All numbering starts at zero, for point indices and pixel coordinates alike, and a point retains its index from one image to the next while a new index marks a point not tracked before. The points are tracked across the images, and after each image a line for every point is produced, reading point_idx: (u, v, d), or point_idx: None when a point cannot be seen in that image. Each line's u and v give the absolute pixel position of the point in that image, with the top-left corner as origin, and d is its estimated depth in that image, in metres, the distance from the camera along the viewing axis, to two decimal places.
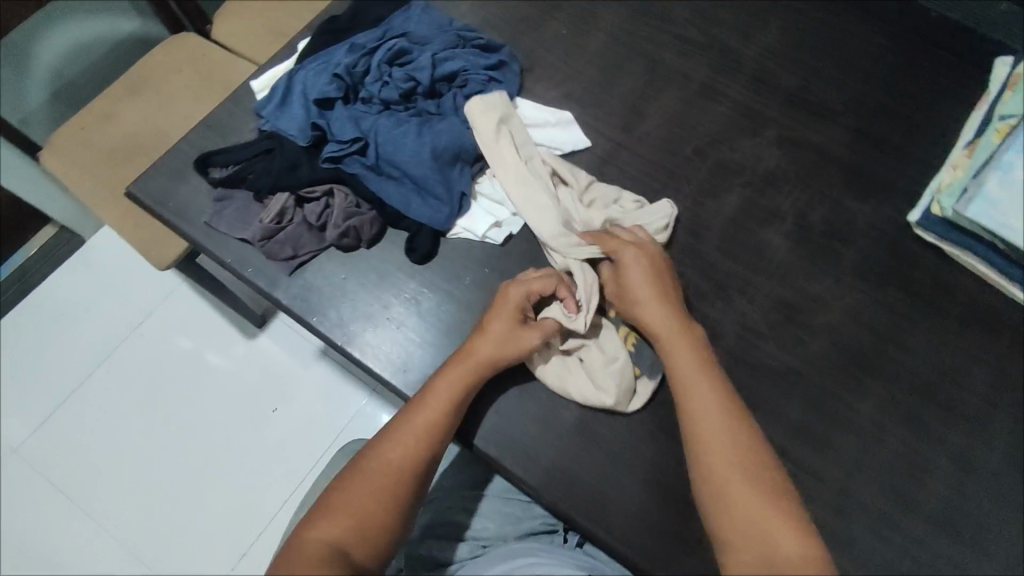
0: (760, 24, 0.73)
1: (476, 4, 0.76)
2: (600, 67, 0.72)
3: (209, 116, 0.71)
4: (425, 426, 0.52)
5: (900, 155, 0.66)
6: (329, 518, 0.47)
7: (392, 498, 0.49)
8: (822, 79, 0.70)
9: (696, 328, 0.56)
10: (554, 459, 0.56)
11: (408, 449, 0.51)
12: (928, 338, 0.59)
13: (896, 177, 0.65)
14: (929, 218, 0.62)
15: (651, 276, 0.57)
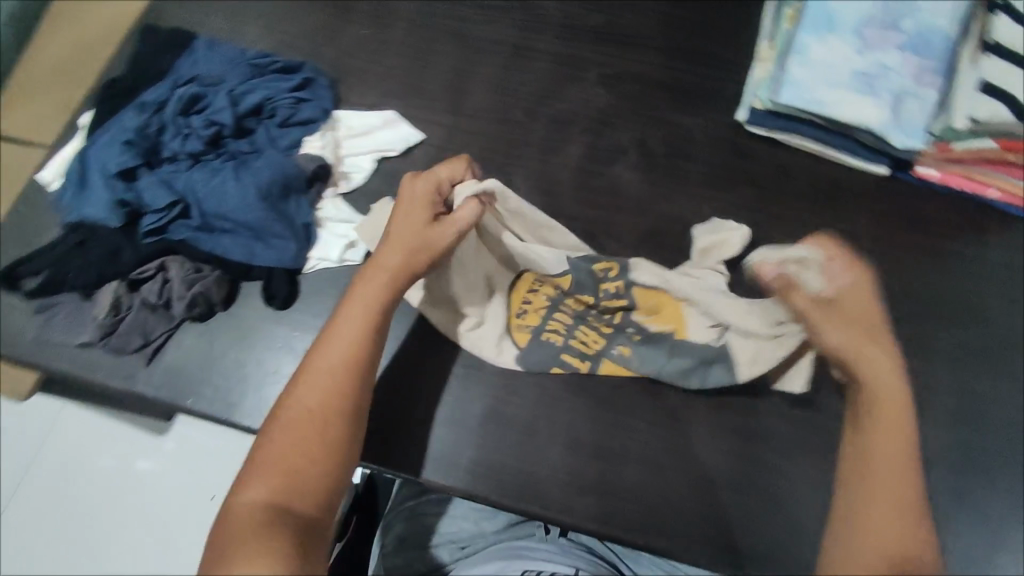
0: (921, 261, 0.77)
1: (687, 126, 0.83)
2: (771, 211, 0.79)
3: (431, 119, 0.83)
4: (347, 351, 0.61)
5: (986, 437, 0.70)
6: (262, 485, 0.55)
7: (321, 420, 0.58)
8: (949, 335, 0.74)
9: None
10: (579, 515, 0.66)
11: (330, 366, 0.60)
12: None
13: (975, 452, 0.70)
14: (973, 503, 0.68)
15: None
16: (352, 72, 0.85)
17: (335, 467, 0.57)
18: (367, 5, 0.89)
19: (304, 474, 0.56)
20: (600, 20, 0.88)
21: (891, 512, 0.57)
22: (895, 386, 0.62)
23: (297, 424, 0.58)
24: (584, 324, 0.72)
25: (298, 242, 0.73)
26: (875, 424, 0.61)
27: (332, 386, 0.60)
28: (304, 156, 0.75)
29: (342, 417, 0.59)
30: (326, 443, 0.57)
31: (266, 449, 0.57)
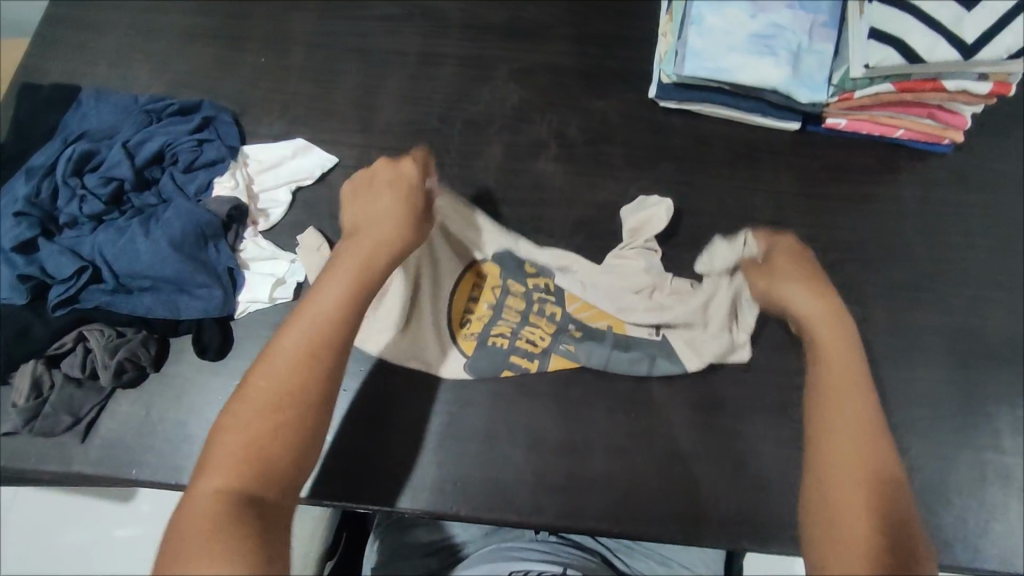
0: (841, 208, 0.80)
1: (601, 109, 0.83)
2: (695, 182, 0.80)
3: (343, 140, 0.81)
4: (321, 320, 0.55)
5: (926, 367, 0.73)
6: (220, 471, 0.48)
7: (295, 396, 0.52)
8: (878, 275, 0.77)
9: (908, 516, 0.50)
10: (550, 515, 0.66)
11: (308, 336, 0.54)
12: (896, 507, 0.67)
13: (918, 383, 0.72)
14: (924, 433, 0.70)
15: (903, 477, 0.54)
16: (256, 103, 0.82)
17: (300, 455, 0.51)
18: (261, 32, 0.86)
19: (269, 461, 0.49)
20: (501, 16, 0.87)
21: (862, 429, 0.54)
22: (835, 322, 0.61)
23: (265, 398, 0.51)
24: (530, 323, 0.72)
25: (223, 288, 0.70)
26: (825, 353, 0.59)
27: (303, 370, 0.53)
28: (215, 199, 0.72)
29: (313, 400, 0.52)
30: (294, 429, 0.51)
31: (224, 431, 0.50)
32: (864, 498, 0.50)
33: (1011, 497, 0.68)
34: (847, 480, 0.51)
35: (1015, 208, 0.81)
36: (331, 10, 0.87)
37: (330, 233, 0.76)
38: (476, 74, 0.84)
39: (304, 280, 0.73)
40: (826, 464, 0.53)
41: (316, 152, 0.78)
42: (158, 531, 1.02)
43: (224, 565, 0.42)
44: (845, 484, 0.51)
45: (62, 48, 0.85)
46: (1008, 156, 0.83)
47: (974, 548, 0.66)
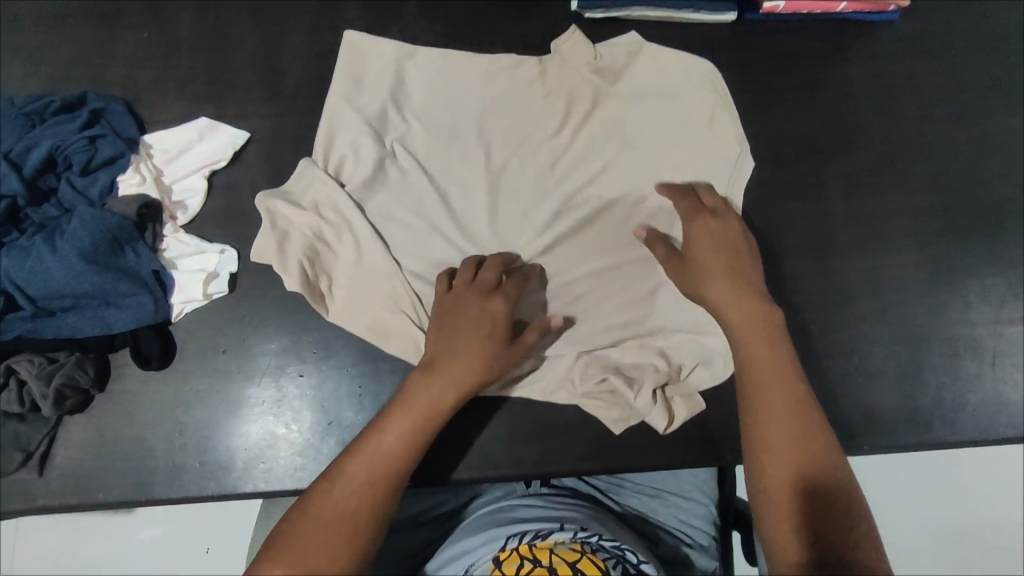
0: (786, 99, 0.76)
1: (523, 30, 0.77)
2: (634, 91, 0.74)
3: (253, 110, 0.74)
4: (400, 436, 0.58)
5: (886, 248, 0.71)
6: (283, 560, 0.51)
7: (367, 498, 0.54)
8: (832, 162, 0.73)
9: (860, 511, 0.50)
10: (530, 462, 0.65)
11: (388, 450, 0.57)
12: (871, 393, 0.67)
13: (881, 266, 0.70)
14: (890, 316, 0.69)
15: (805, 428, 0.55)
16: (148, 86, 0.75)
17: (354, 564, 0.52)
18: (138, 4, 0.77)
19: (322, 558, 0.51)
20: None
21: (790, 434, 0.54)
22: (751, 311, 0.61)
23: (340, 503, 0.54)
24: (456, 172, 0.71)
25: (152, 294, 0.65)
26: (742, 351, 0.60)
27: (377, 476, 0.55)
28: (121, 200, 0.66)
29: (380, 503, 0.55)
30: (351, 529, 0.53)
31: (298, 522, 0.53)
32: (803, 524, 0.50)
33: (985, 368, 0.68)
34: (780, 476, 0.53)
35: (968, 67, 0.77)
36: None
37: (256, 216, 0.71)
38: (382, 16, 0.78)
39: (237, 270, 0.68)
40: (759, 465, 0.55)
41: (225, 129, 0.72)
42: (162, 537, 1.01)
43: None
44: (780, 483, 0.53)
45: None
46: (955, 14, 0.78)
47: (950, 421, 0.67)
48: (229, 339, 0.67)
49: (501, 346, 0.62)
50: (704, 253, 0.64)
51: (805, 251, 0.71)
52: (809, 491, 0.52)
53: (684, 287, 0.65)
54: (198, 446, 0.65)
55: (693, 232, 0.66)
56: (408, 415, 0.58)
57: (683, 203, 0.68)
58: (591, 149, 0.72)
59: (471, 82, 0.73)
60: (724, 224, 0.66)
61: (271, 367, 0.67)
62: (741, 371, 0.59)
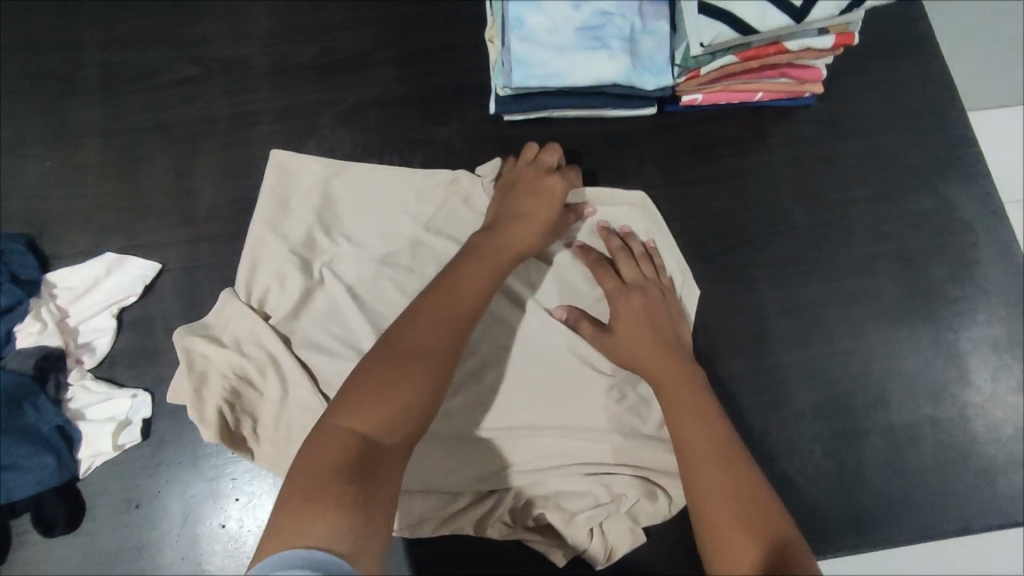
0: (711, 189, 0.75)
1: (444, 140, 0.76)
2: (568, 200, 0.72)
3: (166, 236, 0.71)
4: (463, 300, 0.58)
5: (822, 338, 0.70)
6: (355, 406, 0.50)
7: (430, 370, 0.52)
8: (762, 252, 0.73)
9: (792, 541, 0.48)
10: None
11: (447, 321, 0.56)
12: (816, 493, 0.66)
13: (819, 357, 0.69)
14: (831, 409, 0.68)
15: (727, 469, 0.53)
16: (53, 219, 0.72)
17: (423, 423, 0.52)
18: (41, 131, 0.74)
19: (400, 419, 0.50)
20: (314, 51, 0.79)
21: (720, 473, 0.53)
22: (675, 372, 0.61)
23: (404, 358, 0.52)
24: (382, 292, 0.68)
25: (56, 453, 0.61)
26: (670, 398, 0.60)
27: (435, 350, 0.54)
28: (19, 354, 0.63)
29: (438, 377, 0.53)
30: (412, 401, 0.51)
31: (369, 370, 0.52)
32: (745, 549, 0.48)
33: (929, 455, 0.67)
34: (718, 500, 0.51)
35: (889, 146, 0.76)
36: (116, 87, 0.76)
37: (171, 352, 0.67)
38: (299, 130, 0.76)
39: (151, 415, 0.65)
40: (696, 491, 0.53)
41: (135, 261, 0.69)
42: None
43: (335, 519, 0.43)
44: (717, 506, 0.51)
45: None
46: (875, 93, 0.78)
47: (896, 515, 0.65)
48: (143, 492, 0.63)
49: (560, 214, 0.67)
50: (630, 327, 0.64)
51: (742, 347, 0.69)
52: (742, 514, 0.50)
53: (616, 359, 0.64)
54: None
55: (621, 307, 0.65)
56: (470, 287, 0.59)
57: (603, 281, 0.67)
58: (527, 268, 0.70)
59: (397, 201, 0.72)
60: (646, 295, 0.66)
61: (188, 520, 0.63)
62: (675, 433, 0.58)
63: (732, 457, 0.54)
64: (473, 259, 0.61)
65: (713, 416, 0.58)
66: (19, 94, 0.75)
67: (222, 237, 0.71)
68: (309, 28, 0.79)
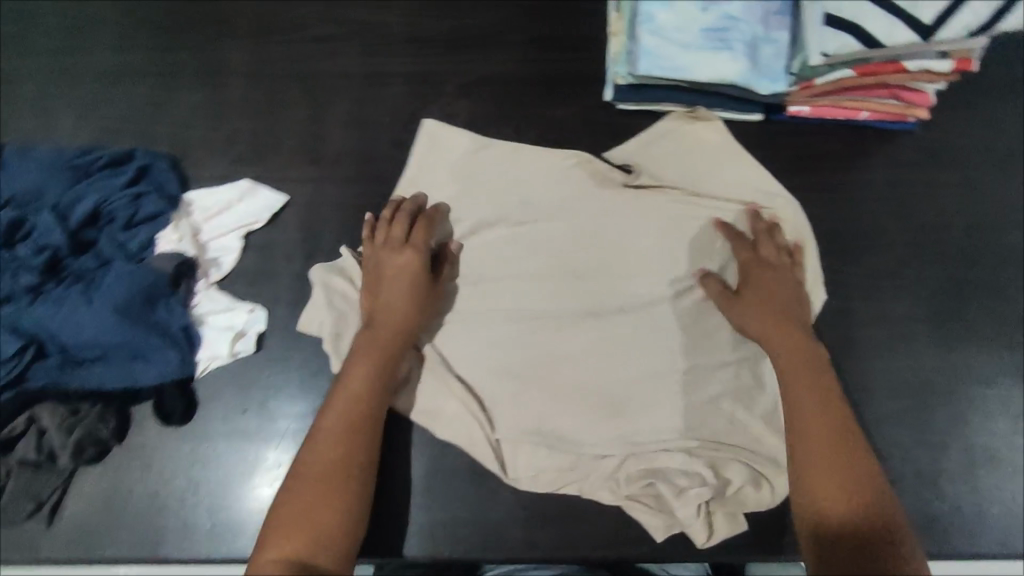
0: (809, 197, 0.78)
1: (559, 121, 0.81)
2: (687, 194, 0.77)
3: (295, 173, 0.77)
4: (353, 397, 0.62)
5: (905, 350, 0.72)
6: (275, 540, 0.54)
7: (336, 479, 0.57)
8: (854, 262, 0.75)
9: (894, 517, 0.53)
10: (541, 542, 0.66)
11: (335, 424, 0.60)
12: (884, 495, 0.67)
13: (900, 369, 0.71)
14: (907, 418, 0.70)
15: (836, 443, 0.57)
16: (195, 145, 0.78)
17: (349, 515, 0.56)
18: (193, 67, 0.81)
19: (323, 534, 0.54)
20: (447, 25, 0.84)
21: (831, 442, 0.57)
22: (799, 343, 0.64)
23: (311, 479, 0.57)
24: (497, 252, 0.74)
25: (179, 350, 0.66)
26: (790, 362, 0.63)
27: (337, 454, 0.59)
28: (159, 257, 0.68)
29: (352, 479, 0.58)
30: (337, 500, 0.56)
31: (285, 500, 0.56)
32: (852, 514, 0.53)
33: (1001, 477, 0.68)
34: (822, 467, 0.56)
35: (989, 179, 0.78)
36: (265, 36, 0.82)
37: (290, 276, 0.73)
38: (425, 94, 0.81)
39: (264, 330, 0.70)
40: (801, 457, 0.57)
41: (266, 190, 0.75)
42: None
43: None
44: (817, 471, 0.56)
45: None
46: (980, 125, 0.80)
47: (963, 529, 0.67)
48: (251, 401, 0.68)
49: (426, 282, 0.68)
50: (756, 291, 0.68)
51: (825, 348, 0.72)
52: (847, 485, 0.54)
53: (734, 319, 0.68)
54: (212, 509, 0.66)
55: (752, 275, 0.69)
56: (355, 376, 0.62)
57: (739, 250, 0.71)
58: (656, 252, 0.73)
59: (538, 175, 0.76)
60: (782, 280, 0.69)
61: (291, 430, 0.67)
62: (787, 396, 0.61)
63: (840, 437, 0.57)
64: (357, 355, 0.64)
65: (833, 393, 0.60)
66: (176, 31, 0.82)
67: (346, 181, 0.77)
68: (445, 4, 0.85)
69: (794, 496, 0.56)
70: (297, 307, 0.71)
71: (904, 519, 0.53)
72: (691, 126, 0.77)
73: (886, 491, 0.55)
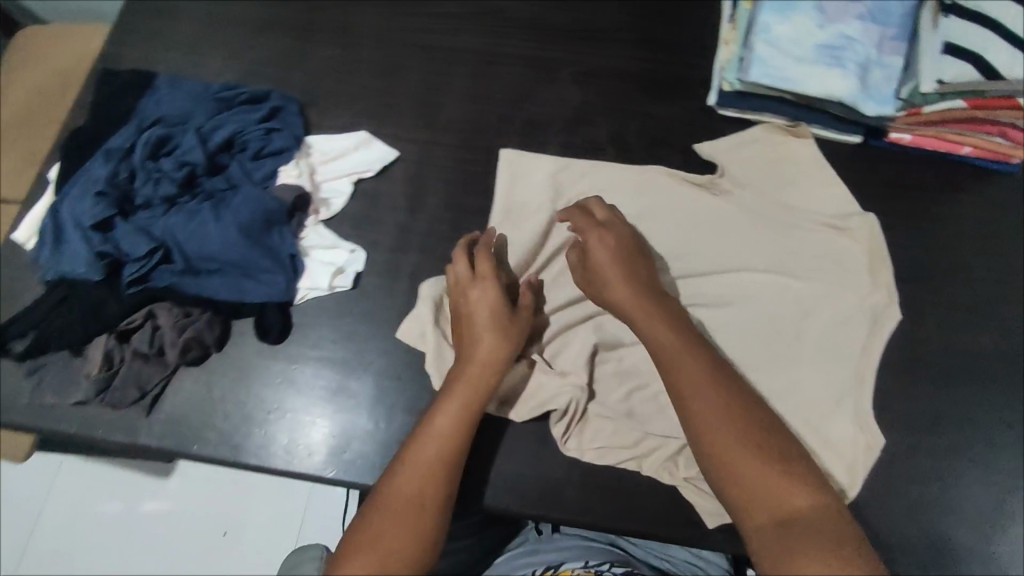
0: (900, 224, 0.79)
1: (661, 118, 0.84)
2: (778, 203, 0.79)
3: (408, 133, 0.82)
4: (441, 441, 0.61)
5: (977, 387, 0.72)
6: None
7: (418, 526, 0.57)
8: (937, 294, 0.76)
9: (817, 481, 0.57)
10: (596, 509, 0.67)
11: (425, 467, 0.60)
12: (941, 523, 0.67)
13: (970, 403, 0.72)
14: (970, 452, 0.70)
15: (739, 420, 0.59)
16: (321, 95, 0.84)
17: (418, 572, 0.55)
18: (328, 26, 0.88)
19: (401, 566, 0.54)
20: (565, 18, 0.89)
21: (727, 425, 0.59)
22: (662, 318, 0.66)
23: (394, 516, 0.57)
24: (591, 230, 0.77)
25: (286, 274, 0.71)
26: (652, 339, 0.65)
27: (421, 498, 0.58)
28: (281, 187, 0.74)
29: (430, 525, 0.57)
30: (414, 543, 0.56)
31: (366, 533, 0.56)
32: (798, 495, 0.56)
33: None
34: (757, 480, 0.56)
35: None
36: (397, 7, 0.89)
37: (392, 225, 0.77)
38: (537, 77, 0.86)
39: (362, 270, 0.74)
40: (714, 442, 0.58)
41: (381, 144, 0.80)
42: (183, 501, 1.14)
43: None
44: (744, 472, 0.57)
45: (122, 33, 0.88)
46: None
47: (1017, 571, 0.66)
48: (339, 331, 0.72)
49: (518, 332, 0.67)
50: (617, 264, 0.69)
51: (897, 371, 0.73)
52: (773, 466, 0.57)
53: (597, 293, 0.70)
54: (290, 427, 0.69)
55: (593, 238, 0.71)
56: (446, 418, 0.62)
57: (578, 219, 0.73)
58: (738, 252, 0.76)
59: (633, 168, 0.80)
60: (618, 234, 0.71)
61: (374, 365, 0.71)
62: (665, 375, 0.63)
63: (764, 434, 0.59)
64: (449, 395, 0.64)
65: (714, 382, 0.61)
66: None
67: (454, 147, 0.82)
68: None
69: (718, 484, 0.58)
70: (394, 254, 0.76)
71: (829, 487, 0.57)
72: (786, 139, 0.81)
73: (801, 457, 0.59)
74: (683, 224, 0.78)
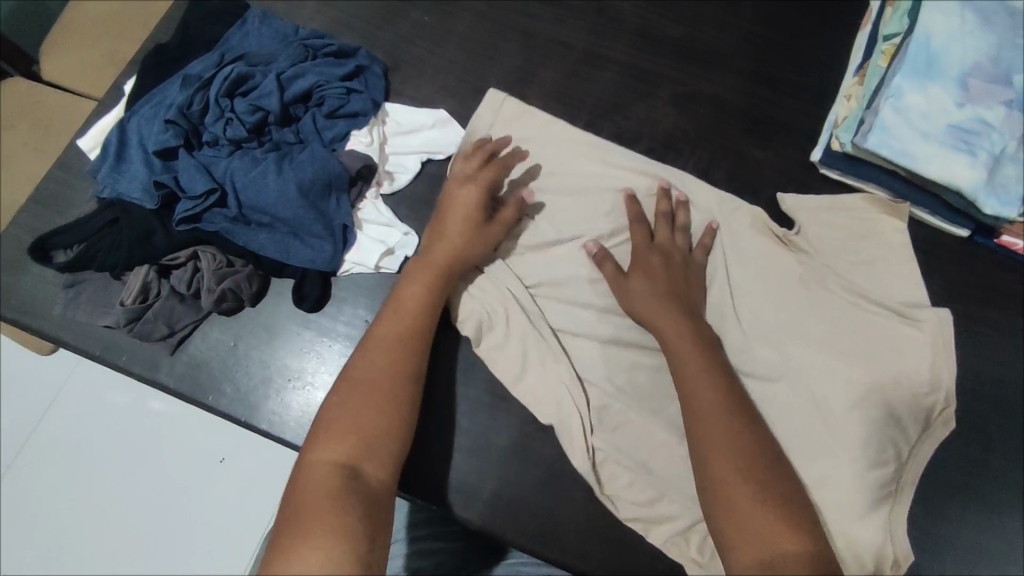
0: (992, 335, 0.72)
1: (756, 163, 0.78)
2: (863, 283, 0.73)
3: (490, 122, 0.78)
4: (406, 313, 0.63)
5: None
6: (323, 445, 0.55)
7: (390, 388, 0.59)
8: (1012, 419, 0.70)
9: (815, 535, 0.55)
10: (595, 557, 0.64)
11: (390, 335, 0.62)
12: None
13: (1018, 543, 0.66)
14: None
15: (748, 449, 0.58)
16: (409, 61, 0.80)
17: (398, 427, 0.57)
18: None
19: (371, 440, 0.56)
20: (679, 31, 0.83)
21: (730, 450, 0.57)
22: (688, 337, 0.64)
23: (366, 383, 0.59)
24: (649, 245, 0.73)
25: (334, 244, 0.69)
26: (683, 360, 0.63)
27: (392, 362, 0.60)
28: (349, 153, 0.71)
29: (404, 383, 0.59)
30: (391, 403, 0.58)
31: (335, 407, 0.58)
32: (789, 539, 0.54)
33: None
34: (756, 510, 0.55)
35: None
36: None
37: None
38: (636, 90, 0.80)
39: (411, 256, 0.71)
40: (710, 459, 0.58)
41: (458, 129, 0.76)
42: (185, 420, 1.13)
43: (335, 533, 0.49)
44: (736, 505, 0.55)
45: None
46: None
47: None
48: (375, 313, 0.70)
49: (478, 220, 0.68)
50: (654, 283, 0.67)
51: (946, 490, 0.67)
52: (773, 502, 0.55)
53: (630, 304, 0.68)
54: (305, 399, 0.67)
55: (647, 260, 0.69)
56: (416, 289, 0.65)
57: (635, 232, 0.71)
58: (805, 330, 0.71)
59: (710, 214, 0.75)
60: (670, 254, 0.70)
61: None
62: (682, 392, 0.62)
63: (781, 475, 0.58)
64: (416, 271, 0.66)
65: (728, 406, 0.60)
66: None
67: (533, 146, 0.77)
68: (684, 10, 0.84)
69: (709, 512, 0.57)
70: None
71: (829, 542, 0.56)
72: (885, 218, 0.74)
73: (804, 508, 0.57)
74: (751, 282, 0.73)
